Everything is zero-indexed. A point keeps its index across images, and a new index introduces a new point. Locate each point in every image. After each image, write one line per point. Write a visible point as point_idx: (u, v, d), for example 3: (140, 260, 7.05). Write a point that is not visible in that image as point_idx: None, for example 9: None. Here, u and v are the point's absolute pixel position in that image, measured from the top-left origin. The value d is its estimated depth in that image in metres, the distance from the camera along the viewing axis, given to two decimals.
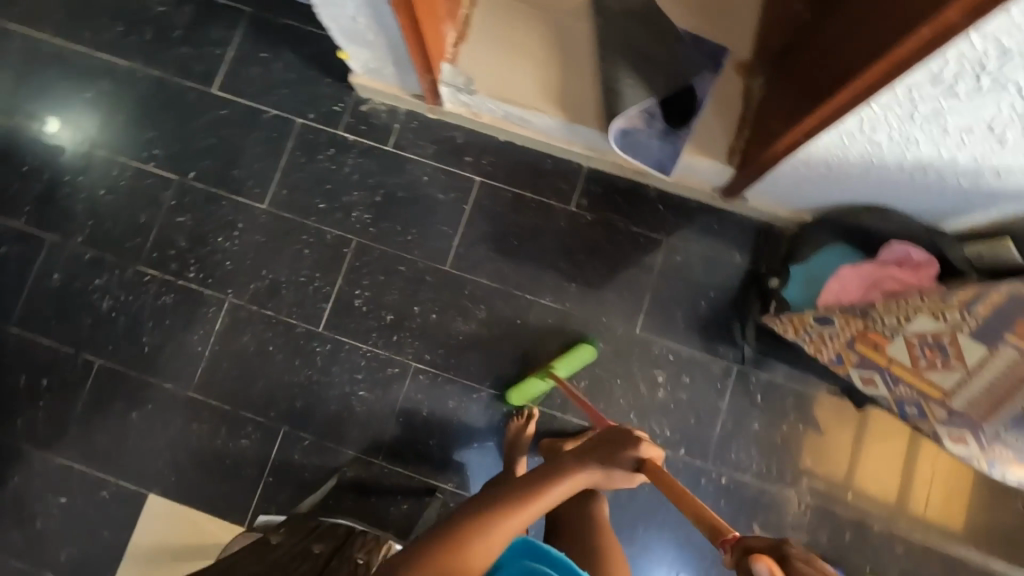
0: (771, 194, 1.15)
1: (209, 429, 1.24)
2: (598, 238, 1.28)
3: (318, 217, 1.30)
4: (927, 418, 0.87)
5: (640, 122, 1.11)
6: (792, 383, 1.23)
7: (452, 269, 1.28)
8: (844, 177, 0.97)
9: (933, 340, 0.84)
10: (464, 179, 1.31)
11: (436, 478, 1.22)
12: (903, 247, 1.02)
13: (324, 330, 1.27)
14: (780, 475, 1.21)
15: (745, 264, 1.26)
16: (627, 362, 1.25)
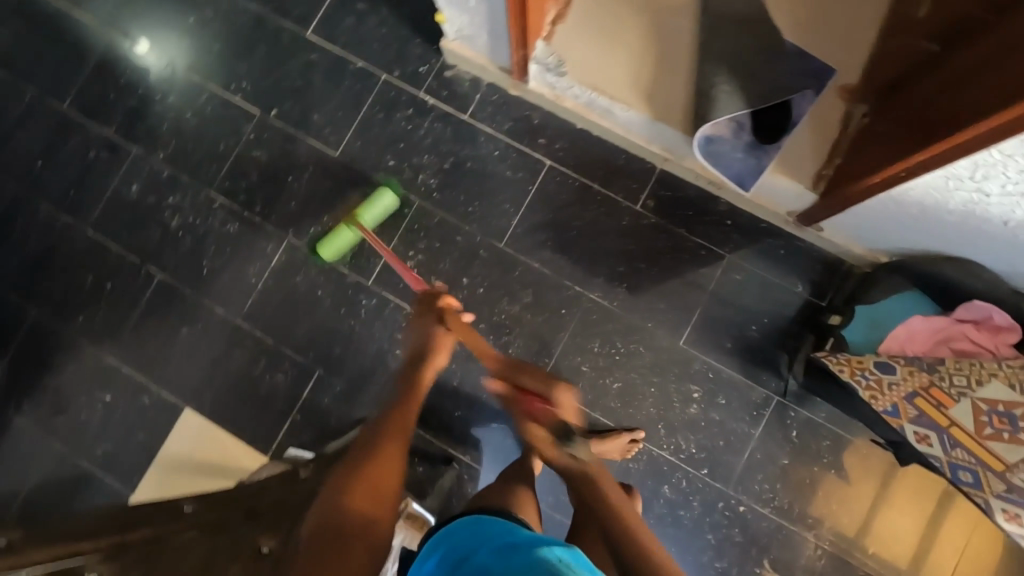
0: (850, 228, 1.09)
1: (250, 358, 1.29)
2: (658, 242, 1.26)
3: (386, 174, 1.32)
4: (980, 488, 0.83)
5: (726, 131, 1.09)
6: (831, 426, 1.18)
7: (506, 248, 1.28)
8: (936, 223, 0.92)
9: (1003, 409, 0.82)
10: (534, 161, 1.30)
11: (454, 447, 1.24)
12: (984, 308, 0.97)
13: (373, 285, 1.29)
14: (800, 516, 1.17)
15: (805, 296, 1.21)
16: (664, 372, 1.22)
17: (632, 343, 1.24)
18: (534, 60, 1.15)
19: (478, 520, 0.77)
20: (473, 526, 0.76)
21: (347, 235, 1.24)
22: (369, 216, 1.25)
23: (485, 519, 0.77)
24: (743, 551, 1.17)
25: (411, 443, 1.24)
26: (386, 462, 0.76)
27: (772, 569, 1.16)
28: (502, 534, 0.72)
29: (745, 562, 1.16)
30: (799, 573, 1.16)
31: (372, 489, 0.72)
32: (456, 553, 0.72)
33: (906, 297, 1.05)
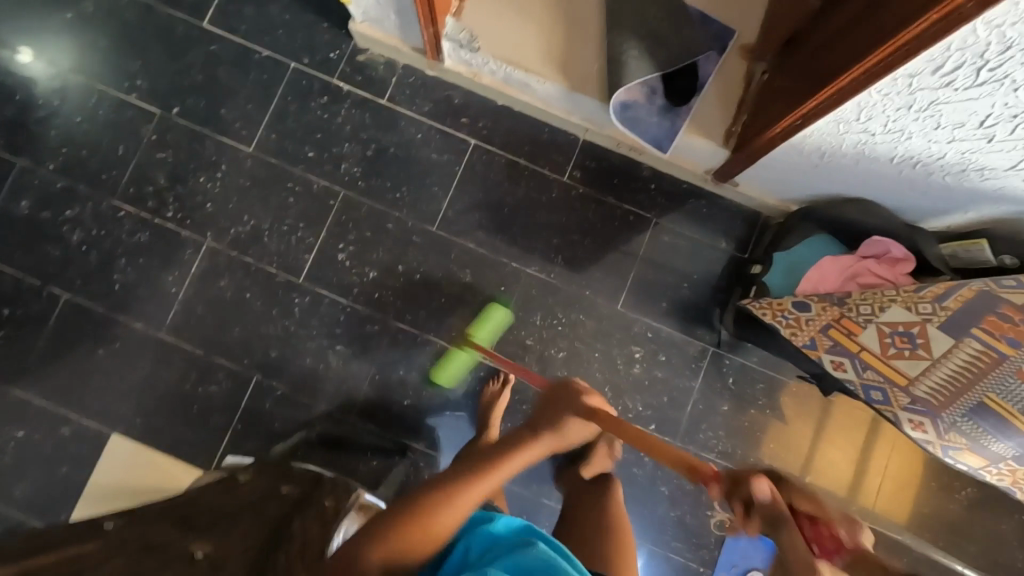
0: (762, 180, 1.15)
1: (179, 373, 1.22)
2: (589, 212, 1.28)
3: (306, 166, 1.27)
4: (890, 404, 0.90)
5: (640, 96, 1.10)
6: (763, 368, 1.25)
7: (440, 231, 1.26)
8: (833, 167, 0.99)
9: (903, 329, 0.87)
10: (459, 141, 1.29)
11: (407, 437, 1.22)
12: (883, 243, 1.05)
13: (305, 282, 1.25)
14: (743, 456, 1.24)
15: (730, 250, 1.27)
16: (607, 337, 1.25)
17: (573, 313, 1.26)
18: (447, 37, 1.14)
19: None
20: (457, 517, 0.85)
21: (463, 357, 1.22)
22: (483, 333, 1.22)
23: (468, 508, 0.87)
24: (695, 498, 1.22)
25: (363, 438, 1.22)
26: (450, 513, 0.76)
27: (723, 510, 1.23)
28: (483, 524, 0.81)
29: (698, 509, 1.22)
30: None
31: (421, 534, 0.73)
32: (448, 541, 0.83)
33: (819, 240, 1.12)
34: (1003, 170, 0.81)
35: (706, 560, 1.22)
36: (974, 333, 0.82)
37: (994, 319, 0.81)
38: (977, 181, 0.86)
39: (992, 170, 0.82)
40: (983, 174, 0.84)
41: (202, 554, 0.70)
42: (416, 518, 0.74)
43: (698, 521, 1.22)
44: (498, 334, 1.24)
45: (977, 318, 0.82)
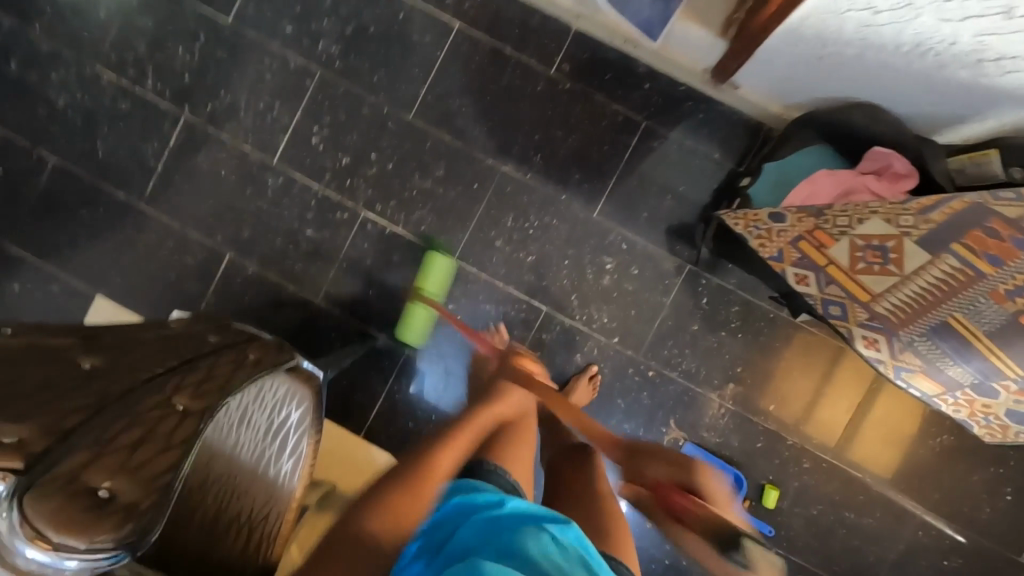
0: (763, 81, 1.04)
1: (158, 242, 1.26)
2: (574, 110, 1.20)
3: (284, 41, 1.22)
4: (847, 319, 0.86)
5: None
6: (741, 291, 1.19)
7: (416, 120, 1.22)
8: (836, 62, 0.87)
9: (877, 243, 0.78)
10: (443, 23, 1.20)
11: (370, 325, 1.24)
12: (885, 155, 0.93)
13: (278, 163, 1.23)
14: (707, 378, 1.21)
15: (723, 162, 1.18)
16: (579, 244, 1.21)
17: (546, 216, 1.21)
18: None
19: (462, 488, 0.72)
20: (462, 494, 0.70)
21: (421, 315, 1.18)
22: (432, 286, 1.18)
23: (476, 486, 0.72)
24: (651, 414, 1.21)
25: (329, 322, 1.24)
26: (413, 488, 0.72)
27: (679, 428, 1.21)
28: (495, 509, 0.66)
29: (653, 424, 1.21)
30: (702, 430, 1.21)
31: (391, 520, 0.68)
32: (440, 527, 0.68)
33: (817, 150, 1.03)
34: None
35: None
36: (953, 251, 0.72)
37: (978, 234, 0.70)
38: (994, 76, 0.74)
39: (1012, 59, 0.70)
40: (1000, 65, 0.72)
41: (91, 365, 0.63)
42: (404, 488, 0.72)
43: (650, 435, 1.22)
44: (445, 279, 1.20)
45: (959, 233, 0.71)
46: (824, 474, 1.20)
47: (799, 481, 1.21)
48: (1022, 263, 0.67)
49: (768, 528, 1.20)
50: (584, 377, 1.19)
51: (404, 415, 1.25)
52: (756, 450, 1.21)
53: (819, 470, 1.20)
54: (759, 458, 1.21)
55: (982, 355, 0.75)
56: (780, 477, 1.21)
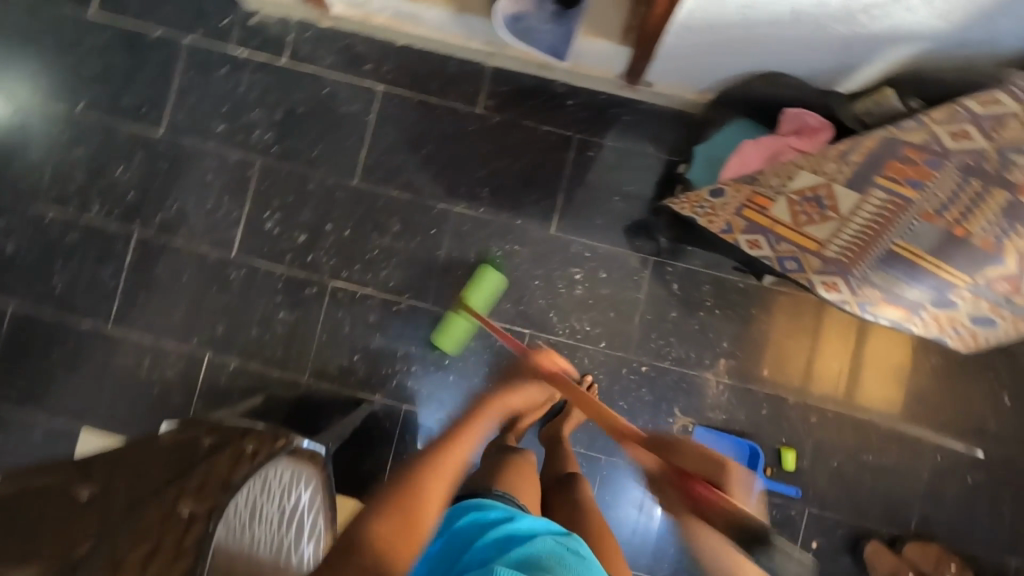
0: (673, 74, 1.11)
1: (133, 361, 1.24)
2: (509, 140, 1.25)
3: (218, 140, 1.26)
4: (804, 271, 0.86)
5: (529, 5, 1.03)
6: (707, 270, 1.23)
7: (361, 183, 1.25)
8: (730, 43, 0.94)
9: (811, 194, 0.83)
10: (366, 88, 1.26)
11: (362, 390, 1.24)
12: (797, 116, 0.99)
13: (238, 256, 1.25)
14: (698, 359, 1.23)
15: (657, 155, 1.24)
16: (546, 262, 1.24)
17: (507, 244, 1.25)
18: None
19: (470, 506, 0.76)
20: (471, 514, 0.74)
21: (461, 324, 1.19)
22: (479, 300, 1.19)
23: (484, 505, 0.76)
24: (655, 408, 1.23)
25: (321, 397, 1.24)
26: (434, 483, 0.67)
27: (684, 415, 1.23)
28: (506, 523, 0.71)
29: (658, 416, 1.23)
30: (707, 410, 1.23)
31: (408, 522, 0.62)
32: (460, 538, 0.72)
33: (736, 125, 1.09)
34: (890, 4, 0.77)
35: None
36: (878, 183, 0.78)
37: (897, 163, 0.77)
38: (868, 24, 0.82)
39: (878, 7, 0.78)
40: (871, 14, 0.80)
41: (88, 494, 0.68)
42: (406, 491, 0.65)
43: (659, 428, 1.23)
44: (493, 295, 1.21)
45: (879, 167, 0.78)
46: (831, 423, 1.23)
47: (811, 437, 1.22)
48: (933, 185, 0.75)
49: (794, 490, 1.20)
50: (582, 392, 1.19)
51: None
52: (763, 417, 1.23)
53: (826, 420, 1.23)
54: (767, 424, 1.23)
55: (932, 272, 0.76)
56: (792, 436, 1.22)
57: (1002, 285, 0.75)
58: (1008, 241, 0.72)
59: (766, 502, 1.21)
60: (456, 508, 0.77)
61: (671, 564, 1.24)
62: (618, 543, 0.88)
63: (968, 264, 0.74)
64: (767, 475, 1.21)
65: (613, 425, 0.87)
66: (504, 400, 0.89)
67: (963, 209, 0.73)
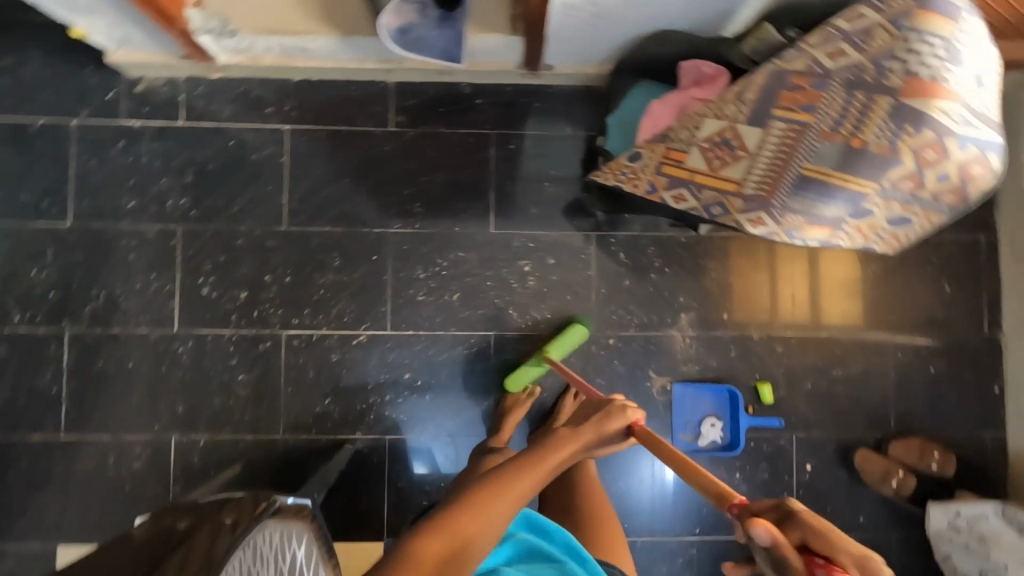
0: (568, 52, 1.12)
1: (97, 462, 1.19)
2: (428, 150, 1.25)
3: (132, 217, 1.21)
4: (729, 213, 0.88)
5: (414, 14, 1.02)
6: (649, 232, 1.26)
7: (290, 227, 1.23)
8: (611, 13, 0.96)
9: (720, 138, 0.87)
10: (272, 131, 1.23)
11: (341, 432, 1.22)
12: (694, 66, 1.02)
13: (181, 329, 1.21)
14: (660, 319, 1.26)
15: (575, 133, 1.26)
16: (493, 262, 1.24)
17: (452, 253, 1.24)
18: (200, 32, 1.05)
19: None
20: None
21: (536, 370, 1.19)
22: (556, 349, 1.19)
23: None
24: (631, 376, 1.25)
25: (301, 450, 1.21)
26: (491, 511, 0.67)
27: (660, 375, 1.25)
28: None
29: (636, 383, 1.25)
30: (681, 366, 1.25)
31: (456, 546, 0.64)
32: None
33: (642, 87, 1.10)
34: None
35: (662, 427, 1.25)
36: (775, 115, 0.82)
37: (787, 93, 0.81)
38: None
39: None
40: None
41: None
42: (462, 512, 0.66)
43: (640, 394, 1.25)
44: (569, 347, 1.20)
45: (772, 100, 0.82)
46: (797, 348, 1.27)
47: (782, 366, 1.26)
48: (823, 107, 0.78)
49: (778, 421, 1.24)
50: (567, 396, 1.22)
51: (416, 498, 1.22)
52: (734, 359, 1.26)
53: (792, 347, 1.27)
54: (739, 364, 1.26)
55: (842, 186, 0.79)
56: (765, 370, 1.26)
57: (906, 183, 0.77)
58: (900, 141, 0.74)
59: (755, 438, 1.25)
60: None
61: (682, 523, 1.26)
62: (610, 528, 0.95)
63: (870, 171, 0.77)
64: (750, 413, 1.24)
65: (669, 450, 0.67)
66: (600, 428, 0.75)
67: (855, 121, 0.76)
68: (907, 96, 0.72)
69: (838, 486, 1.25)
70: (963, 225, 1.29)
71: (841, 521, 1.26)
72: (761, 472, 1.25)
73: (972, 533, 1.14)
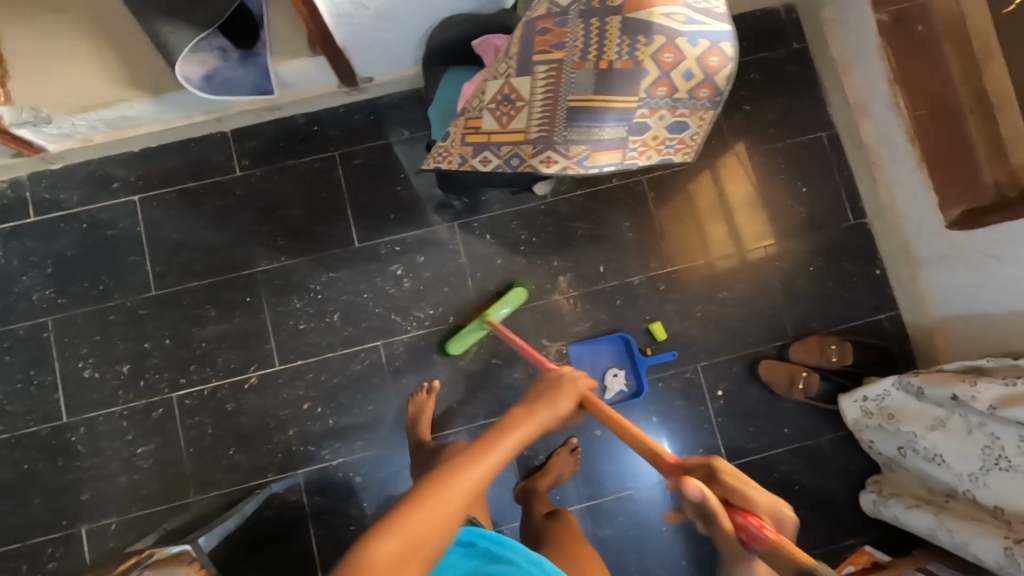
0: (378, 60, 1.18)
1: (10, 575, 1.15)
2: (278, 185, 1.28)
3: (0, 320, 1.21)
4: (526, 161, 0.92)
5: (216, 60, 1.06)
6: (508, 208, 1.29)
7: (160, 290, 1.24)
8: (387, 10, 1.01)
9: (502, 96, 0.89)
10: (123, 204, 1.25)
11: (253, 479, 1.20)
12: (485, 42, 1.04)
13: (70, 418, 1.20)
14: (541, 287, 1.27)
15: (414, 134, 1.30)
16: (365, 274, 1.26)
17: (323, 275, 1.26)
18: (14, 126, 1.09)
19: None
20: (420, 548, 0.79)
21: (473, 331, 1.22)
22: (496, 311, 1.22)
23: None
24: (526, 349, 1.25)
25: (216, 507, 1.18)
26: (452, 504, 0.56)
27: (554, 341, 1.26)
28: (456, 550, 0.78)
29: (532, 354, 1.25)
30: (572, 327, 1.26)
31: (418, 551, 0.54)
32: None
33: (450, 76, 1.12)
34: None
35: None
36: (537, 60, 0.84)
37: (540, 38, 0.83)
38: None
39: None
40: None
41: None
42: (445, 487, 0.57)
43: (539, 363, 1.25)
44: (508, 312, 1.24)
45: (531, 48, 0.84)
46: (680, 282, 1.29)
47: (669, 302, 1.28)
48: (570, 40, 0.82)
49: (672, 353, 1.25)
50: (563, 450, 1.23)
51: (342, 525, 1.20)
52: (620, 307, 1.27)
53: (675, 282, 1.28)
54: (627, 311, 1.27)
55: (607, 107, 0.83)
56: (654, 310, 1.27)
57: (659, 89, 0.81)
58: (639, 53, 0.79)
59: (661, 378, 1.26)
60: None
61: (616, 481, 1.25)
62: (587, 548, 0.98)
63: (625, 88, 0.81)
64: (647, 354, 1.25)
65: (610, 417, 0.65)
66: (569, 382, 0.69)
67: (598, 45, 0.80)
68: (630, 11, 0.78)
69: (753, 403, 1.26)
70: (803, 127, 1.34)
71: (767, 437, 1.25)
72: (677, 409, 1.25)
73: (882, 412, 1.13)
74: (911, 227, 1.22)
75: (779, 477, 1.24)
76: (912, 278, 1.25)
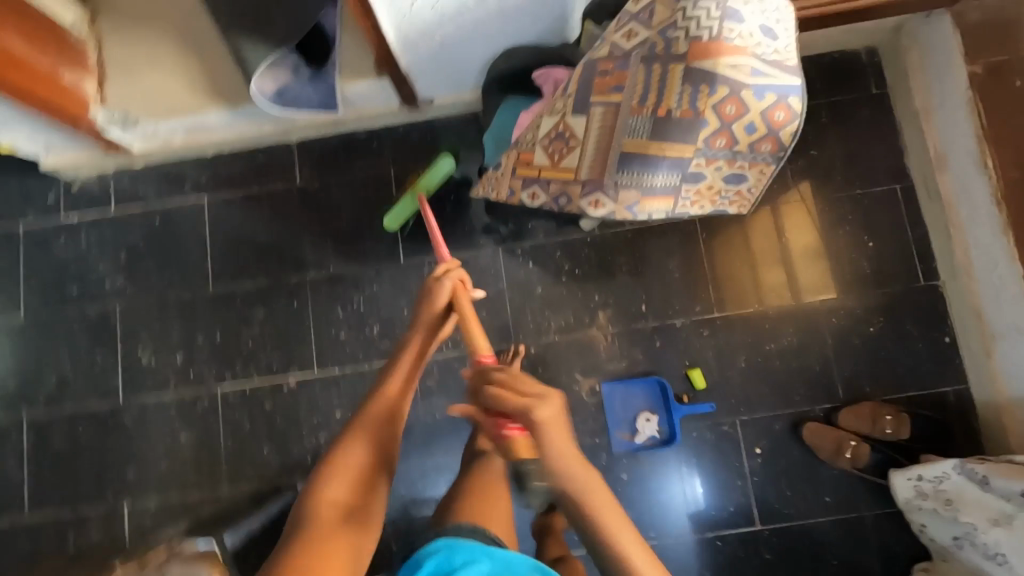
0: (439, 84, 1.20)
1: (58, 539, 1.24)
2: (333, 197, 1.33)
3: (76, 301, 1.32)
4: (574, 200, 0.93)
5: (288, 76, 1.12)
6: (553, 237, 1.28)
7: (216, 287, 1.31)
8: (451, 38, 1.03)
9: (556, 133, 0.87)
10: (192, 204, 1.34)
11: (281, 478, 1.24)
12: (546, 75, 1.05)
13: (125, 399, 1.28)
14: (579, 320, 1.25)
15: (467, 158, 1.31)
16: (407, 290, 1.29)
17: (367, 287, 1.29)
18: (106, 126, 1.19)
19: (437, 548, 0.79)
20: (439, 556, 0.78)
21: (408, 205, 1.25)
22: (426, 182, 1.25)
23: (454, 546, 0.79)
24: (556, 382, 1.24)
25: (245, 502, 1.23)
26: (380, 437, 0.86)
27: (586, 377, 1.23)
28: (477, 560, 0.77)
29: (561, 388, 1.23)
30: (606, 365, 1.24)
31: (346, 480, 0.81)
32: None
33: (509, 105, 1.13)
34: None
35: (597, 429, 1.21)
36: (595, 102, 0.83)
37: (601, 80, 0.82)
38: None
39: None
40: None
41: None
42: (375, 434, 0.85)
43: (569, 398, 1.23)
44: (438, 182, 1.27)
45: (591, 89, 0.82)
46: (725, 329, 1.23)
47: (711, 349, 1.23)
48: (630, 84, 0.80)
49: (709, 405, 1.19)
50: None
51: None
52: (659, 349, 1.23)
53: (719, 329, 1.23)
54: (665, 353, 1.23)
55: (660, 155, 0.82)
56: (694, 355, 1.23)
57: (719, 140, 0.80)
58: (700, 103, 0.77)
59: (695, 428, 1.21)
60: (431, 548, 0.80)
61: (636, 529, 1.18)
62: None
63: (682, 136, 0.80)
64: (683, 402, 1.20)
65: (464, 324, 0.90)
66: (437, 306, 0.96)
67: (658, 93, 0.78)
68: (695, 60, 0.75)
69: (793, 466, 1.19)
70: (875, 178, 1.26)
71: (805, 504, 1.18)
72: (709, 462, 1.20)
73: (938, 497, 1.04)
74: (989, 297, 1.12)
75: (815, 548, 1.16)
76: (986, 352, 1.14)
